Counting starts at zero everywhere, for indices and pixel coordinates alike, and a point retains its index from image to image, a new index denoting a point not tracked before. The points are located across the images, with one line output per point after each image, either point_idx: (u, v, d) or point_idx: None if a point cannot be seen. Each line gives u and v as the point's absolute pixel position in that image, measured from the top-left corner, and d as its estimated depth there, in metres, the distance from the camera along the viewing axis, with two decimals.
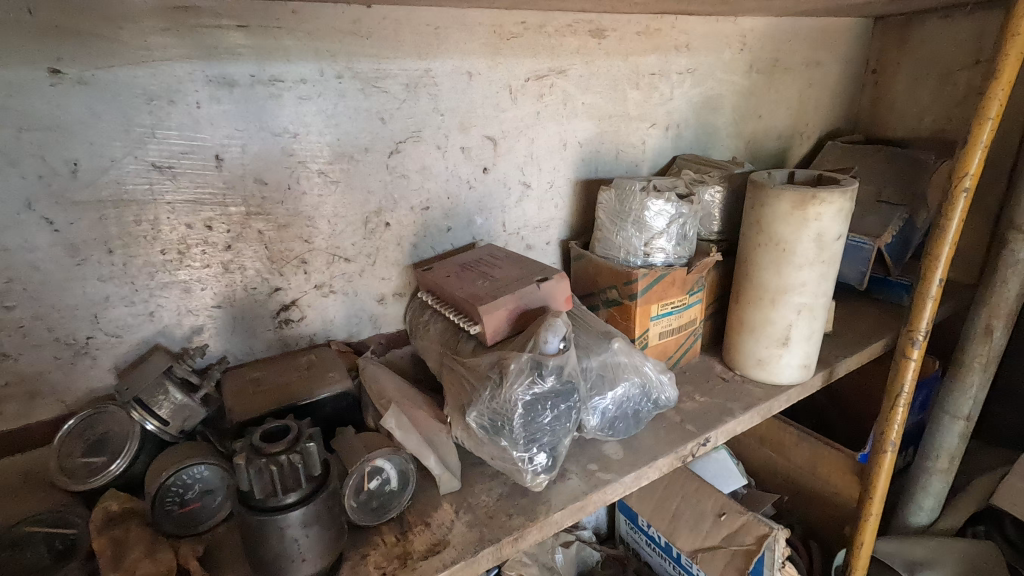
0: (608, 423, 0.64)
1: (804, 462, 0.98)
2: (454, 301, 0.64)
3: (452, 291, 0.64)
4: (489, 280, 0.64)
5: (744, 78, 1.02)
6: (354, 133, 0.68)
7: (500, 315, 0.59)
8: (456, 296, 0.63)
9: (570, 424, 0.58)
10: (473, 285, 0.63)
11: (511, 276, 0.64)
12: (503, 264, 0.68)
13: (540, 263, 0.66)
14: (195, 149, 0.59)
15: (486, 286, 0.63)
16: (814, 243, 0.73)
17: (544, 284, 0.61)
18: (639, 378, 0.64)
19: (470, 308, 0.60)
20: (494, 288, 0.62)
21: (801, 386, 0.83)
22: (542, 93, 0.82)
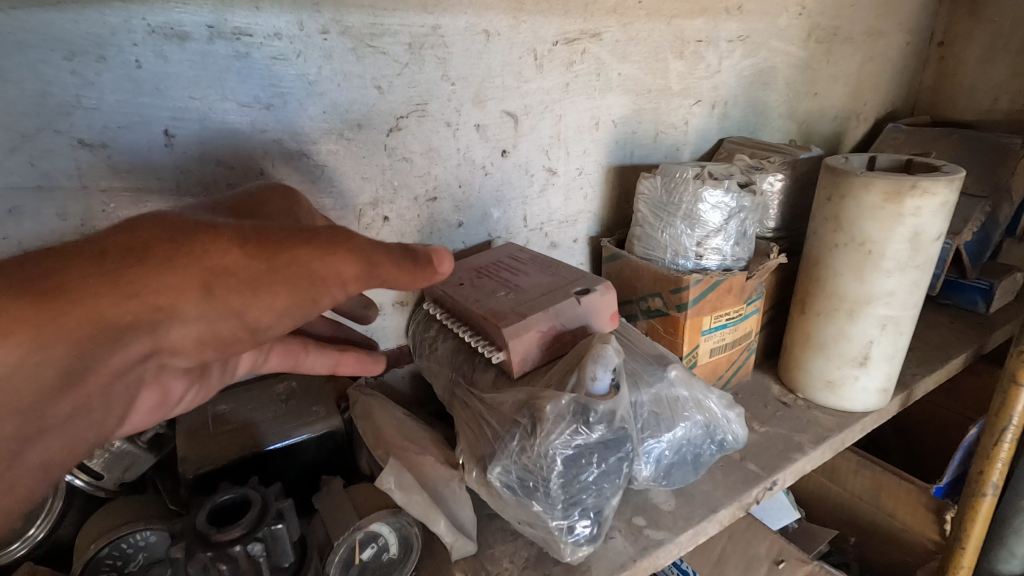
0: (663, 471, 0.51)
1: (867, 493, 0.85)
2: (469, 318, 0.51)
3: (466, 305, 0.51)
4: (512, 291, 0.51)
5: (801, 48, 0.87)
6: (343, 105, 0.54)
7: (529, 339, 0.46)
8: (472, 313, 0.50)
9: (621, 480, 0.45)
10: (492, 298, 0.50)
11: (540, 286, 0.50)
12: (528, 269, 0.54)
13: (577, 269, 0.52)
14: (137, 123, 0.46)
15: (510, 299, 0.49)
16: (909, 244, 0.60)
17: (585, 298, 0.48)
18: (702, 415, 0.51)
19: (489, 329, 0.47)
20: (520, 303, 0.48)
21: (877, 413, 0.70)
22: (572, 61, 0.68)
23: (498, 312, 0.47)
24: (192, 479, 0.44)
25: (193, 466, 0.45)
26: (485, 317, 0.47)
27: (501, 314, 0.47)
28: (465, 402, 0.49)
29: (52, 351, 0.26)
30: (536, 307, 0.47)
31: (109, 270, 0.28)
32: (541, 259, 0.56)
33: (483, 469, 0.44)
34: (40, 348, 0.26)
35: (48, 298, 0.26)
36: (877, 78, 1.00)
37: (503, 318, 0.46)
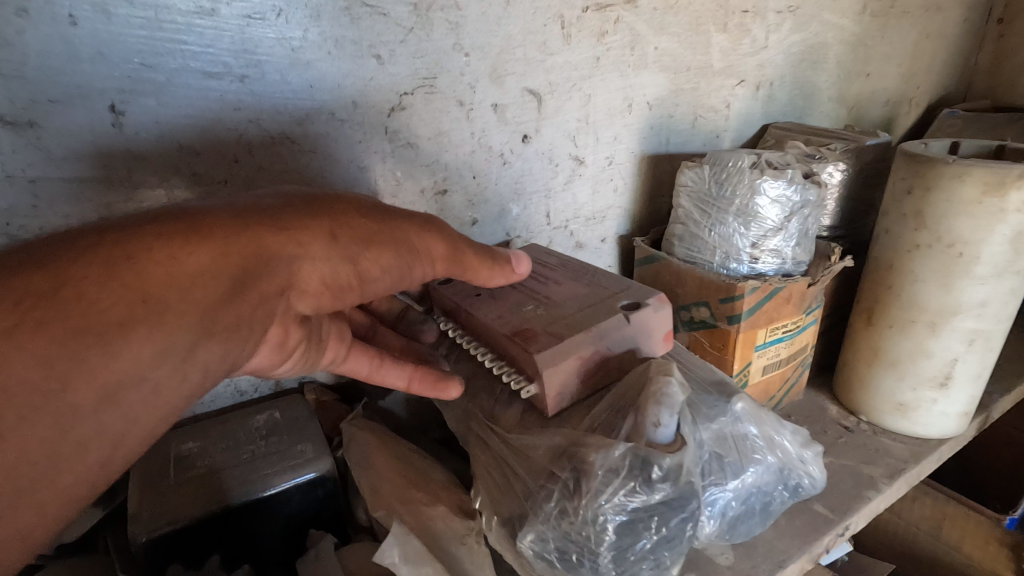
0: (727, 526, 0.42)
1: (927, 522, 0.76)
2: (487, 336, 0.41)
3: (482, 321, 0.41)
4: (542, 306, 0.41)
5: (854, 22, 0.77)
6: (334, 78, 0.45)
7: (568, 367, 0.36)
8: (491, 331, 0.40)
9: (683, 546, 0.35)
10: (517, 314, 0.41)
11: (577, 302, 0.41)
12: (559, 279, 0.45)
13: (620, 279, 0.43)
14: (74, 95, 0.37)
15: (540, 315, 0.40)
16: (1008, 245, 0.50)
17: (635, 316, 0.39)
18: (774, 457, 0.42)
19: (516, 353, 0.38)
20: (554, 322, 0.39)
21: (955, 439, 0.60)
22: (603, 32, 0.58)
23: (528, 332, 0.38)
24: (144, 544, 0.35)
25: (146, 527, 0.36)
26: (511, 338, 0.38)
27: (531, 335, 0.37)
28: (486, 444, 0.40)
29: (209, 271, 0.28)
30: (575, 327, 0.38)
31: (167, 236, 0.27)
32: (574, 267, 0.47)
33: (511, 533, 0.35)
34: (204, 266, 0.28)
35: (193, 233, 0.28)
36: (932, 59, 0.90)
37: (535, 341, 0.37)
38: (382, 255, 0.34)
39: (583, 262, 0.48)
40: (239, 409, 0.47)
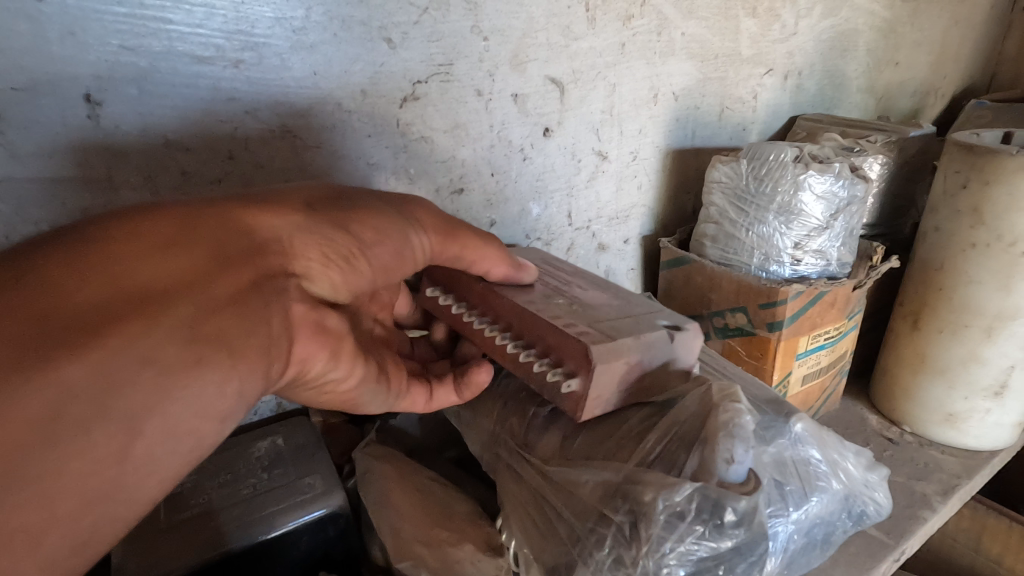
0: (785, 561, 0.37)
1: (963, 533, 0.72)
2: (515, 326, 0.37)
3: (511, 308, 0.37)
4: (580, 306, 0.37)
5: (885, 8, 0.73)
6: (341, 63, 0.40)
7: (620, 367, 0.32)
8: (522, 320, 0.36)
9: None
10: (553, 307, 0.36)
11: (620, 309, 0.37)
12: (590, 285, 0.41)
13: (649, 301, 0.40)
14: (40, 84, 0.32)
15: (579, 314, 0.36)
16: None
17: (679, 335, 0.35)
18: (838, 482, 0.37)
19: (558, 340, 0.34)
20: (602, 320, 0.35)
21: (1006, 451, 0.57)
22: (630, 15, 0.54)
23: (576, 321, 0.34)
24: None
25: None
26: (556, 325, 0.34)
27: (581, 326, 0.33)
28: (519, 476, 0.36)
29: (184, 239, 0.25)
30: (626, 333, 0.34)
31: (125, 217, 0.25)
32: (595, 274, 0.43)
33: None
34: (173, 235, 0.25)
35: (149, 210, 0.26)
36: (959, 48, 0.86)
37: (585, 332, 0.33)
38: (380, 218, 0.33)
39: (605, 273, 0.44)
40: (237, 435, 0.42)
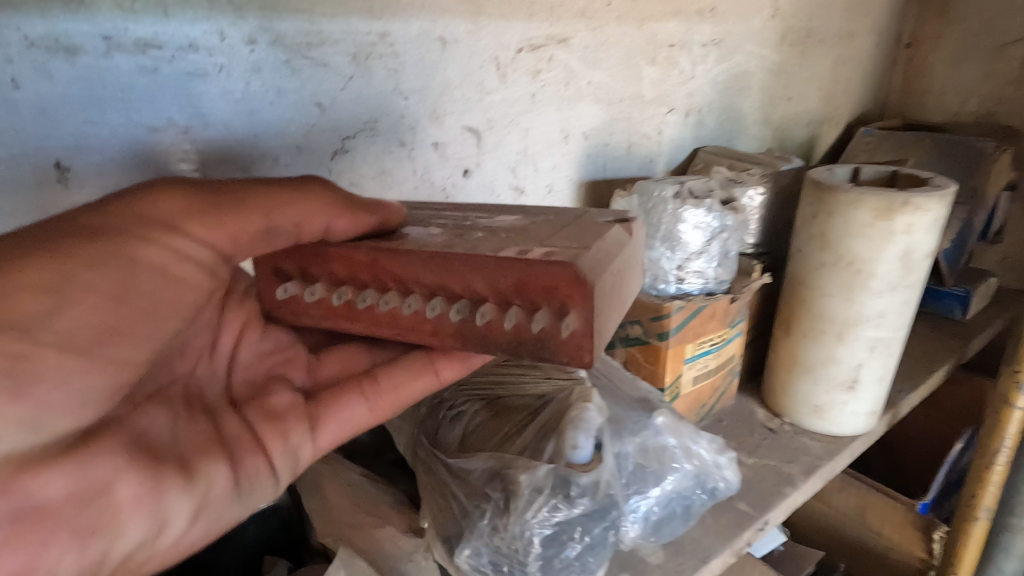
0: (651, 528, 0.46)
1: (852, 510, 0.80)
2: (445, 285, 0.33)
3: (425, 262, 0.32)
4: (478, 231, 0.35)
5: (775, 52, 0.84)
6: (278, 126, 0.47)
7: (600, 254, 0.30)
8: (456, 279, 0.32)
9: (607, 552, 0.39)
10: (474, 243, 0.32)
11: (515, 221, 0.37)
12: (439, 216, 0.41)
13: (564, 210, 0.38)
14: (18, 156, 0.39)
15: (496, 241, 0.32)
16: (899, 263, 0.56)
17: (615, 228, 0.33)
18: (691, 463, 0.47)
19: (524, 279, 0.30)
20: (527, 237, 0.32)
21: (865, 437, 0.67)
22: (538, 70, 0.62)
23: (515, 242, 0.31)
24: None
25: None
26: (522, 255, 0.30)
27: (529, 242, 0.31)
28: (429, 468, 0.43)
29: None
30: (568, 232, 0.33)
31: None
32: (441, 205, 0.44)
33: (450, 551, 0.39)
34: None
35: None
36: (849, 82, 0.98)
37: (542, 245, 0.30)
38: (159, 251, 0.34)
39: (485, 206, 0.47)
40: None
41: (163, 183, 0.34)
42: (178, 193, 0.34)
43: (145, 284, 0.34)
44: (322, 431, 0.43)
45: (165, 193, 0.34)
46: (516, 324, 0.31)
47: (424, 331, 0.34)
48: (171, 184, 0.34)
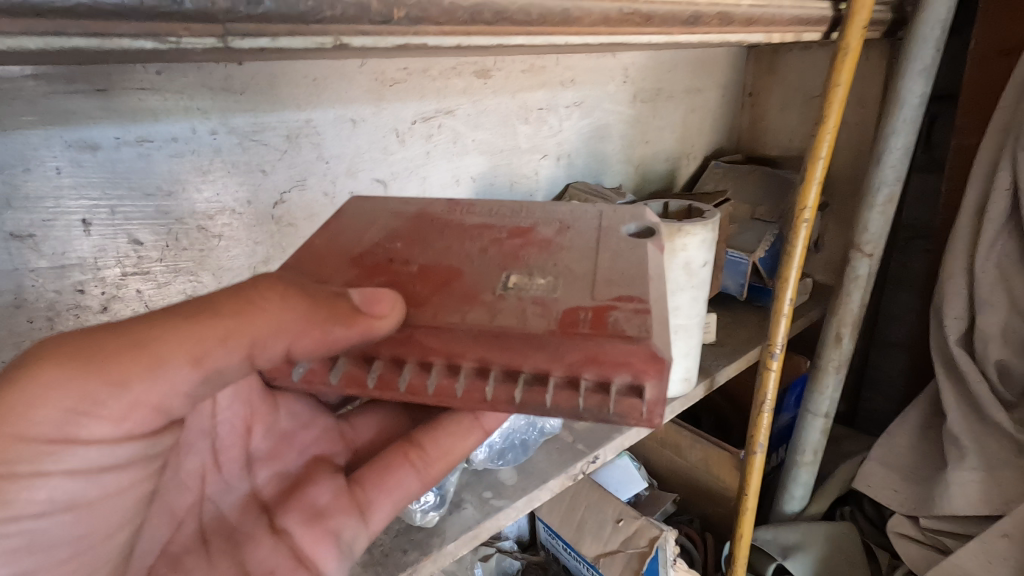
0: (498, 454, 0.76)
1: (699, 461, 1.04)
2: (493, 359, 0.41)
3: (474, 339, 0.41)
4: (514, 291, 0.44)
5: (629, 107, 1.08)
6: (235, 188, 0.69)
7: (658, 327, 0.40)
8: (512, 356, 0.41)
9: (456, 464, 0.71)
10: (523, 318, 0.41)
11: (551, 265, 0.46)
12: (471, 250, 0.49)
13: (563, 264, 0.46)
14: (56, 218, 0.58)
15: (543, 313, 0.41)
16: (682, 271, 0.79)
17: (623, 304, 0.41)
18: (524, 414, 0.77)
19: (596, 354, 0.39)
20: (573, 298, 0.42)
21: (684, 399, 0.90)
22: (430, 134, 0.85)
23: (568, 319, 0.40)
24: None
25: None
26: (597, 335, 0.39)
27: (607, 313, 0.40)
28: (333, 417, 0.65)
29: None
30: (608, 277, 0.44)
31: None
32: (470, 222, 0.54)
33: None
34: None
35: None
36: (700, 126, 1.24)
37: (613, 318, 0.40)
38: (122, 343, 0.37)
39: (498, 203, 0.58)
40: None
41: (38, 380, 0.36)
42: (41, 396, 0.36)
43: (123, 373, 0.37)
44: (370, 518, 0.55)
45: (38, 402, 0.36)
46: (592, 395, 0.41)
47: (478, 401, 0.42)
48: (43, 382, 0.36)
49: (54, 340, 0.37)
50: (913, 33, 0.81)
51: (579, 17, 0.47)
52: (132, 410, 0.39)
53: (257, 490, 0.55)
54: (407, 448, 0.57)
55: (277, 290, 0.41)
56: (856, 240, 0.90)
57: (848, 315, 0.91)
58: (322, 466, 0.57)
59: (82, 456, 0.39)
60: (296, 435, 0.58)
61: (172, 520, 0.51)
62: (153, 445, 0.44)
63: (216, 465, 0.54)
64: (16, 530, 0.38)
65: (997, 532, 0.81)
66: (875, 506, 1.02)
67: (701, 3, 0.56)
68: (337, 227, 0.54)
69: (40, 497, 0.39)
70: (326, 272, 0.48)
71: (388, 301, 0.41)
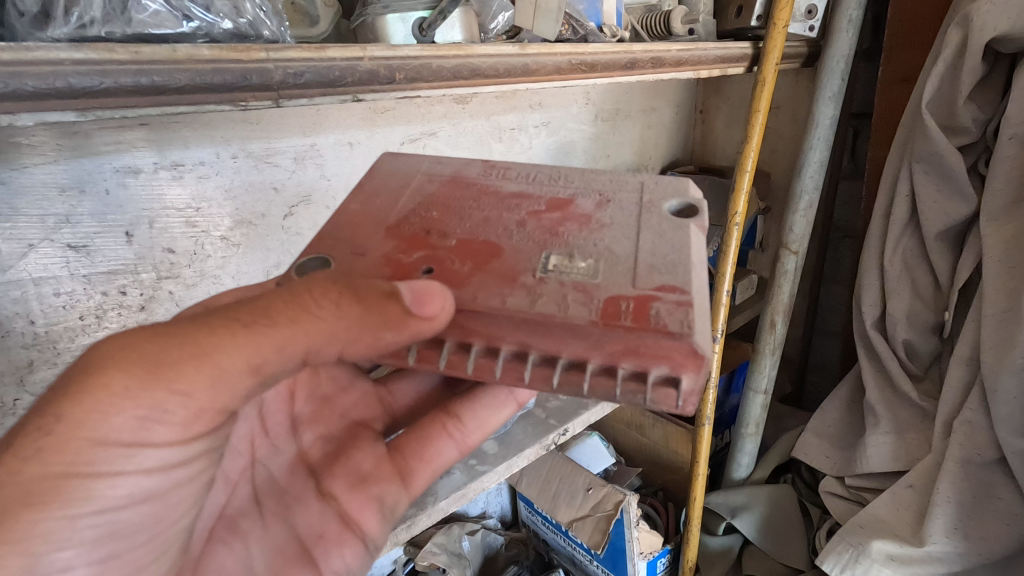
0: None
1: (660, 438, 1.19)
2: (533, 343, 0.42)
3: (515, 324, 0.42)
4: (554, 274, 0.44)
5: (591, 126, 1.23)
6: (251, 203, 0.80)
7: (699, 321, 0.41)
8: (550, 342, 0.42)
9: None
10: (564, 305, 0.42)
11: (591, 244, 0.47)
12: (509, 221, 0.50)
13: (601, 244, 0.47)
14: (105, 231, 0.68)
15: (585, 300, 0.42)
16: None
17: (668, 295, 0.42)
18: None
19: (636, 346, 0.40)
20: (614, 285, 0.43)
21: None
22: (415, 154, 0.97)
23: (611, 309, 0.41)
24: None
25: None
26: (639, 328, 0.40)
27: (649, 305, 0.41)
28: None
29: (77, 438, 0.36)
30: (649, 262, 0.45)
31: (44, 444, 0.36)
32: (508, 188, 0.54)
33: None
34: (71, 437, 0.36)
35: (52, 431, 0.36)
36: (655, 140, 1.40)
37: (655, 311, 0.41)
38: (186, 352, 0.38)
39: (534, 167, 0.57)
40: None
41: (111, 388, 0.36)
42: (115, 404, 0.37)
43: (186, 383, 0.38)
44: (409, 484, 0.63)
45: (112, 409, 0.37)
46: (628, 382, 0.41)
47: (514, 380, 0.44)
48: (115, 390, 0.37)
49: (119, 341, 0.37)
50: (823, 65, 0.97)
51: (537, 68, 0.60)
52: (199, 414, 0.40)
53: (303, 452, 0.62)
54: (445, 421, 0.64)
55: (332, 295, 0.39)
56: (784, 240, 1.05)
57: (779, 305, 1.07)
58: (364, 433, 0.64)
59: (153, 457, 0.40)
60: (337, 399, 0.65)
61: (227, 486, 0.58)
62: (216, 439, 0.45)
63: (263, 430, 0.61)
64: (100, 522, 0.39)
65: (903, 484, 0.94)
66: (812, 471, 1.17)
67: (636, 51, 0.70)
68: (371, 190, 0.54)
69: (119, 493, 0.40)
70: (361, 240, 0.49)
71: (438, 300, 0.40)
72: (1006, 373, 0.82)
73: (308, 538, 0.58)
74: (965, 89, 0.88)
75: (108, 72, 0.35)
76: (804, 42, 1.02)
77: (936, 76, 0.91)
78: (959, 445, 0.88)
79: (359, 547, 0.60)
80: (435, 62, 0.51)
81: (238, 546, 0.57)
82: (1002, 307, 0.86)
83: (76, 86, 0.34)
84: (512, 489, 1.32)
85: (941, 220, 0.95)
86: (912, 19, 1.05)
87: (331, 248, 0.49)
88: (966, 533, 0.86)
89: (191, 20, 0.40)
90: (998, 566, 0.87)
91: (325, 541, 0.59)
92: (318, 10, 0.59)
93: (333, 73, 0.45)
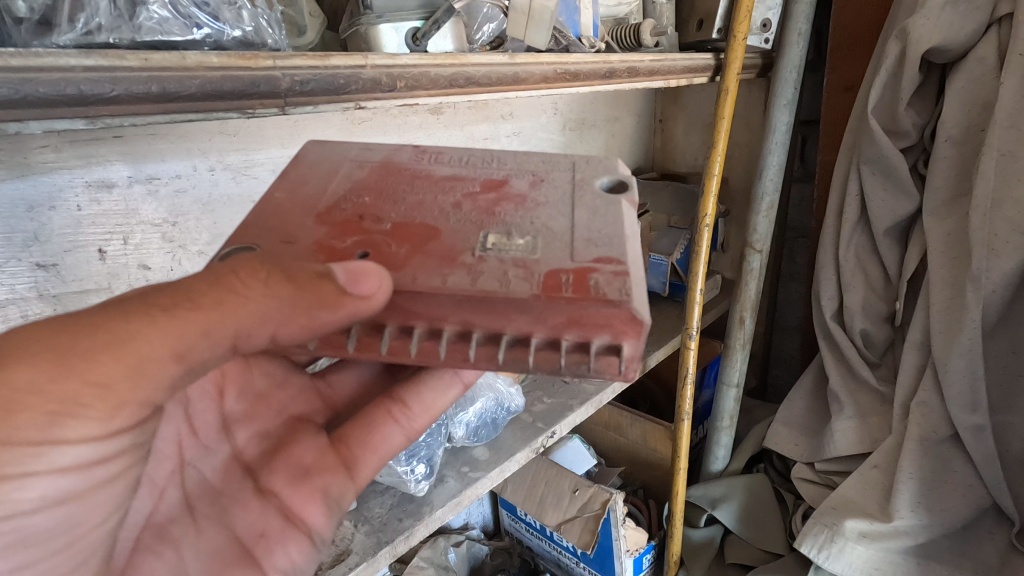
0: (473, 431, 0.87)
1: (638, 437, 1.22)
2: (480, 321, 0.40)
3: (457, 303, 0.40)
4: (493, 252, 0.42)
5: (559, 135, 1.26)
6: (229, 217, 0.78)
7: (637, 289, 0.40)
8: (493, 319, 0.40)
9: (441, 441, 0.82)
10: (505, 281, 0.40)
11: (528, 222, 0.45)
12: (445, 203, 0.47)
13: (545, 219, 0.45)
14: (75, 248, 0.65)
15: (525, 275, 0.40)
16: None
17: (603, 272, 0.41)
18: (493, 392, 0.89)
19: (579, 317, 0.39)
20: (553, 259, 0.41)
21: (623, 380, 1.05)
22: None
23: (551, 282, 0.40)
24: None
25: None
26: (581, 300, 0.39)
27: (589, 276, 0.40)
28: None
29: None
30: (586, 237, 0.44)
31: None
32: (441, 172, 0.52)
33: None
34: None
35: None
36: (619, 147, 1.45)
37: (595, 281, 0.40)
38: (97, 337, 0.36)
39: (467, 152, 0.55)
40: None
41: (13, 384, 0.34)
42: (20, 400, 0.34)
43: (100, 375, 0.36)
44: (356, 474, 0.59)
45: (19, 406, 0.34)
46: (571, 354, 0.41)
47: (460, 361, 0.42)
48: (19, 385, 0.34)
49: (22, 332, 0.35)
50: (778, 75, 1.04)
51: (526, 77, 0.62)
52: (119, 407, 0.38)
53: (238, 452, 0.59)
54: (387, 406, 0.59)
55: (262, 274, 0.37)
56: (748, 239, 1.10)
57: (747, 300, 1.12)
58: (303, 428, 0.60)
59: (69, 455, 0.38)
60: (272, 395, 0.61)
61: (153, 490, 0.54)
62: (141, 434, 0.42)
63: (191, 431, 0.57)
64: (8, 529, 0.37)
65: (869, 465, 0.99)
66: (782, 459, 1.23)
67: (614, 61, 0.73)
68: (298, 178, 0.51)
69: (31, 496, 0.38)
70: (292, 229, 0.46)
71: (375, 277, 0.38)
72: (956, 355, 0.89)
73: (249, 538, 0.54)
74: (905, 96, 0.95)
75: (119, 79, 0.35)
76: (760, 54, 1.09)
77: (880, 83, 0.98)
78: (917, 424, 0.94)
79: (306, 543, 0.56)
80: (433, 70, 0.52)
81: (169, 553, 0.53)
82: (947, 294, 0.93)
83: (87, 93, 0.34)
84: (494, 497, 1.31)
85: (889, 217, 1.03)
86: (852, 33, 1.14)
87: (257, 236, 0.45)
88: (929, 506, 0.92)
89: (201, 27, 0.40)
90: (957, 536, 0.93)
91: (267, 540, 0.55)
92: (306, 20, 0.59)
93: (337, 81, 0.45)
